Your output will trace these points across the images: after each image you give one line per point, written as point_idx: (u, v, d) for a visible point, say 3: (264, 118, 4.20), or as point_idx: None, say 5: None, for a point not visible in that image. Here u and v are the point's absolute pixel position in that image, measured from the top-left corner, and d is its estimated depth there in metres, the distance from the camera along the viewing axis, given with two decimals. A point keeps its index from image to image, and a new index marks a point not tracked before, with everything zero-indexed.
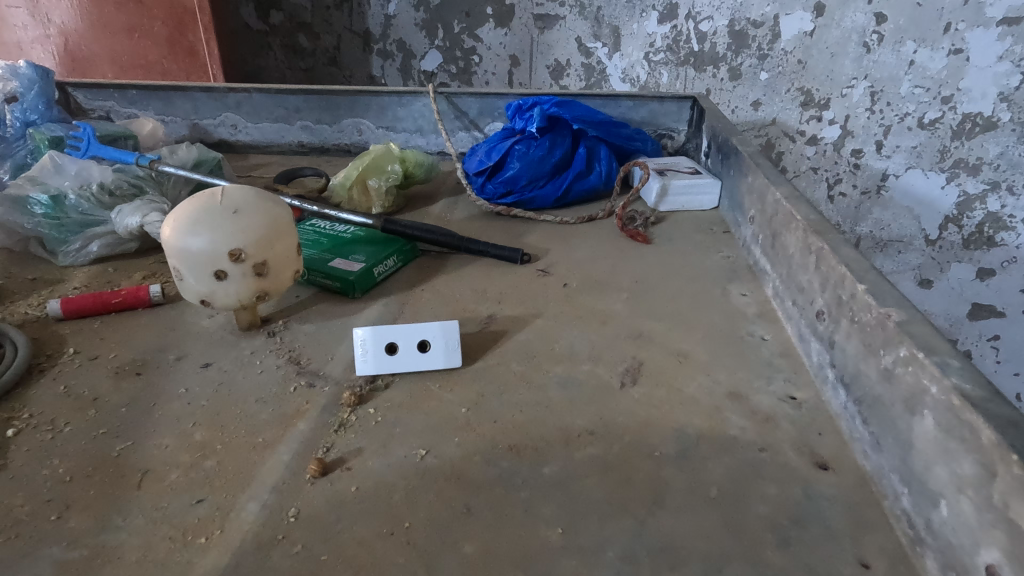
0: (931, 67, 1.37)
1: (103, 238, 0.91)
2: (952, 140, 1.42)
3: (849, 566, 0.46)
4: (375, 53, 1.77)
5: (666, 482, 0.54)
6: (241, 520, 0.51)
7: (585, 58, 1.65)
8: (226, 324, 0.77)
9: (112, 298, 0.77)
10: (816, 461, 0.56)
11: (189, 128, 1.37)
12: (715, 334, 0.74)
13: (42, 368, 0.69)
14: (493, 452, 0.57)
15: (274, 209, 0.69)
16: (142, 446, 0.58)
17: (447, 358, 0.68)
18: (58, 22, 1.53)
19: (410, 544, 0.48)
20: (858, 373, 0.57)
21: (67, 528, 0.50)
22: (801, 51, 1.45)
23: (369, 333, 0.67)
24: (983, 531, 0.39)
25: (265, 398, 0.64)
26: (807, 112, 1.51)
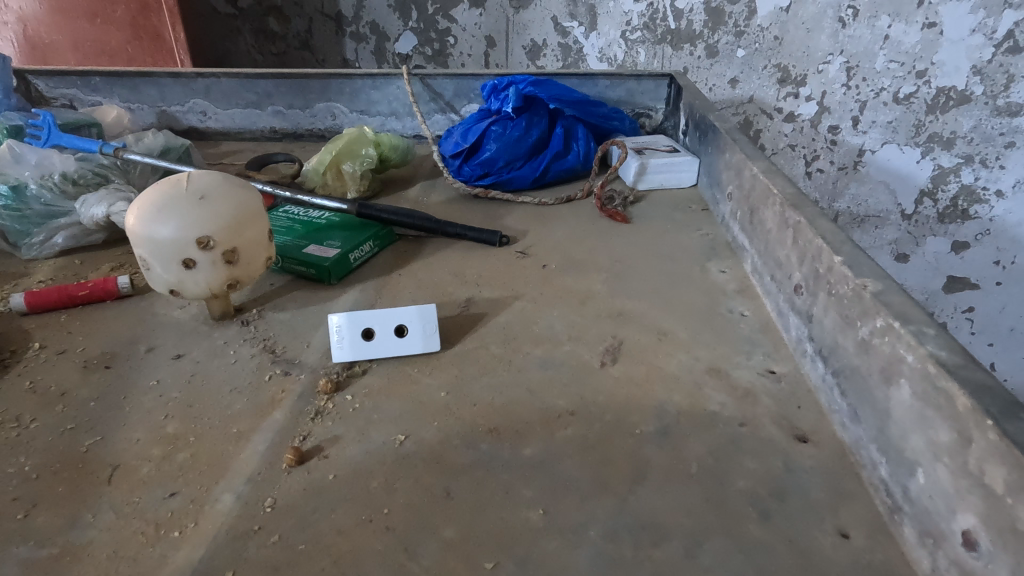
0: (906, 41, 1.37)
1: (68, 230, 0.88)
2: (926, 114, 1.42)
3: (828, 537, 0.47)
4: (348, 36, 1.74)
5: (647, 460, 0.53)
6: (216, 512, 0.50)
7: (562, 38, 1.63)
8: (198, 314, 0.75)
9: (78, 291, 0.75)
10: (796, 433, 0.56)
11: (157, 115, 1.33)
12: (695, 312, 0.74)
13: (6, 364, 0.67)
14: (472, 435, 0.56)
15: (242, 194, 0.67)
16: (112, 440, 0.57)
17: (425, 342, 0.67)
18: (16, 8, 1.48)
19: (389, 530, 0.48)
20: (835, 345, 0.57)
21: (34, 526, 0.49)
22: (777, 26, 1.45)
23: (345, 319, 0.66)
24: (959, 497, 0.40)
25: (239, 388, 0.63)
26: (783, 90, 1.51)
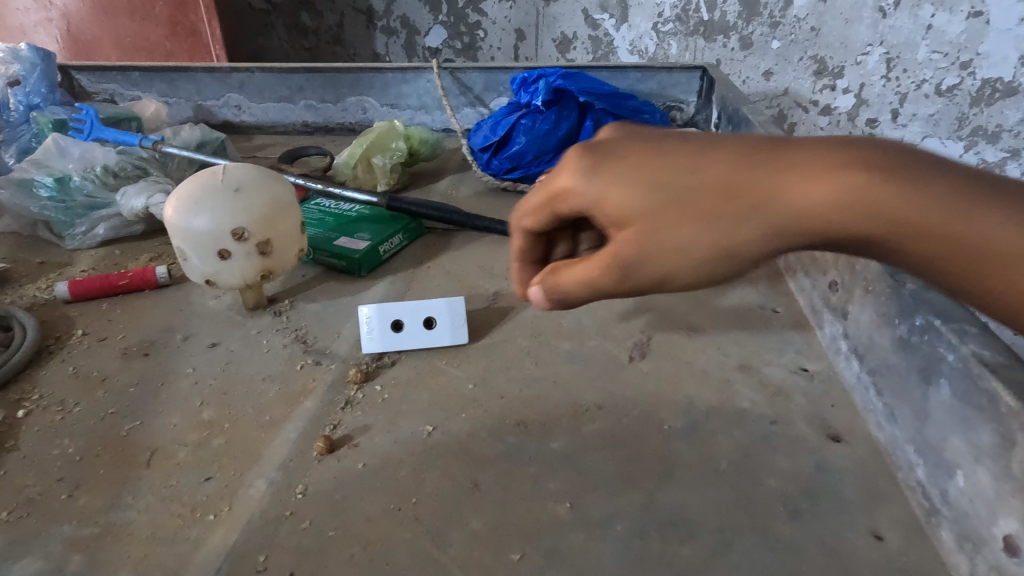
0: (949, 32, 1.31)
1: (110, 221, 0.91)
2: (970, 107, 1.36)
3: (862, 538, 0.46)
4: (379, 30, 1.76)
5: (676, 456, 0.53)
6: (250, 497, 0.51)
7: (592, 31, 1.62)
8: (232, 304, 0.76)
9: (118, 280, 0.77)
10: (829, 433, 0.55)
11: (193, 110, 1.36)
12: (726, 308, 0.73)
13: (51, 349, 0.69)
14: (500, 426, 0.57)
15: (276, 186, 0.68)
16: (151, 425, 0.58)
17: (453, 334, 0.67)
18: (60, 6, 1.53)
19: (417, 519, 0.48)
20: (872, 343, 0.56)
21: (77, 506, 0.51)
22: (814, 17, 1.40)
23: (374, 310, 0.67)
24: (1000, 501, 0.38)
25: (271, 376, 0.64)
26: (820, 82, 1.46)
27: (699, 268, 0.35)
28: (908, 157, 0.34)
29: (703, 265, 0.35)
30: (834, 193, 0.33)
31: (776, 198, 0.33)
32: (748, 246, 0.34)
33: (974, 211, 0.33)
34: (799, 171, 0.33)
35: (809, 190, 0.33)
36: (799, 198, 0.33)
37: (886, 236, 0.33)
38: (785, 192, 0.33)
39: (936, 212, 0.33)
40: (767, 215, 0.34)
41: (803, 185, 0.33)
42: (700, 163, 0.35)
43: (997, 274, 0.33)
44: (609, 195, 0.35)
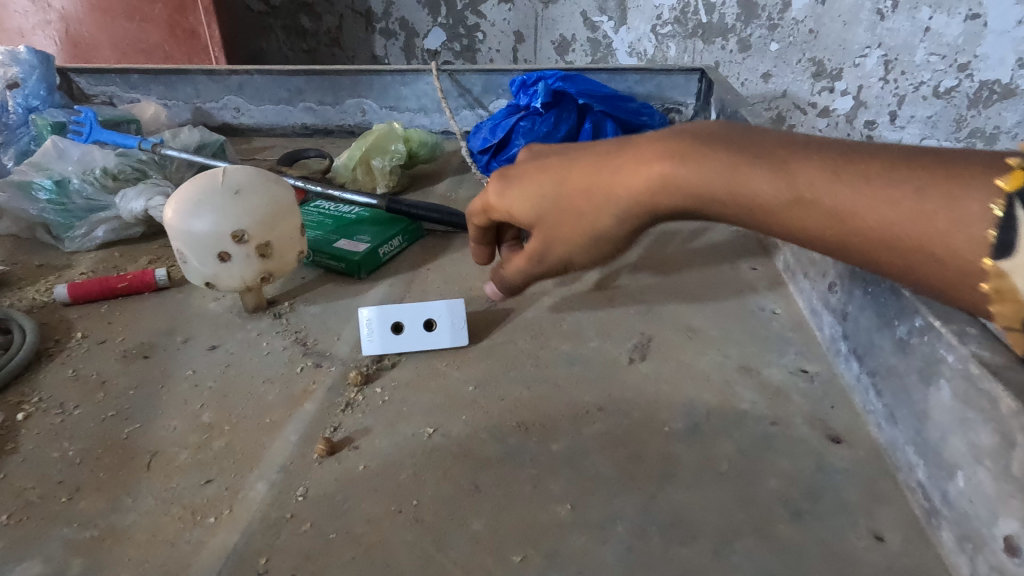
0: (947, 33, 1.32)
1: (109, 223, 0.91)
2: (968, 108, 1.38)
3: (862, 540, 0.46)
4: (378, 32, 1.77)
5: (676, 457, 0.53)
6: (251, 499, 0.51)
7: (591, 33, 1.62)
8: (232, 306, 0.76)
9: (117, 283, 0.77)
10: (829, 434, 0.55)
11: (192, 112, 1.36)
12: (725, 309, 0.73)
13: (51, 352, 0.69)
14: (501, 428, 0.57)
15: (275, 188, 0.68)
16: (151, 428, 0.58)
17: (453, 337, 0.67)
18: (59, 8, 1.53)
19: (418, 521, 0.48)
20: (872, 345, 0.56)
21: (78, 508, 0.50)
22: (813, 19, 1.40)
23: (375, 312, 0.66)
24: (1001, 501, 0.39)
25: (272, 379, 0.64)
26: (818, 83, 1.45)
27: (566, 234, 0.55)
28: (700, 138, 0.49)
29: (568, 232, 0.55)
30: (644, 175, 0.49)
31: (604, 182, 0.51)
32: (595, 217, 0.52)
33: (749, 169, 0.46)
34: (618, 160, 0.51)
35: (628, 171, 0.50)
36: (621, 180, 0.50)
37: (690, 196, 0.48)
38: (612, 178, 0.51)
39: (720, 173, 0.47)
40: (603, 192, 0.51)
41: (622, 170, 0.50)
42: (563, 175, 0.53)
43: (776, 215, 0.46)
44: (514, 205, 0.56)
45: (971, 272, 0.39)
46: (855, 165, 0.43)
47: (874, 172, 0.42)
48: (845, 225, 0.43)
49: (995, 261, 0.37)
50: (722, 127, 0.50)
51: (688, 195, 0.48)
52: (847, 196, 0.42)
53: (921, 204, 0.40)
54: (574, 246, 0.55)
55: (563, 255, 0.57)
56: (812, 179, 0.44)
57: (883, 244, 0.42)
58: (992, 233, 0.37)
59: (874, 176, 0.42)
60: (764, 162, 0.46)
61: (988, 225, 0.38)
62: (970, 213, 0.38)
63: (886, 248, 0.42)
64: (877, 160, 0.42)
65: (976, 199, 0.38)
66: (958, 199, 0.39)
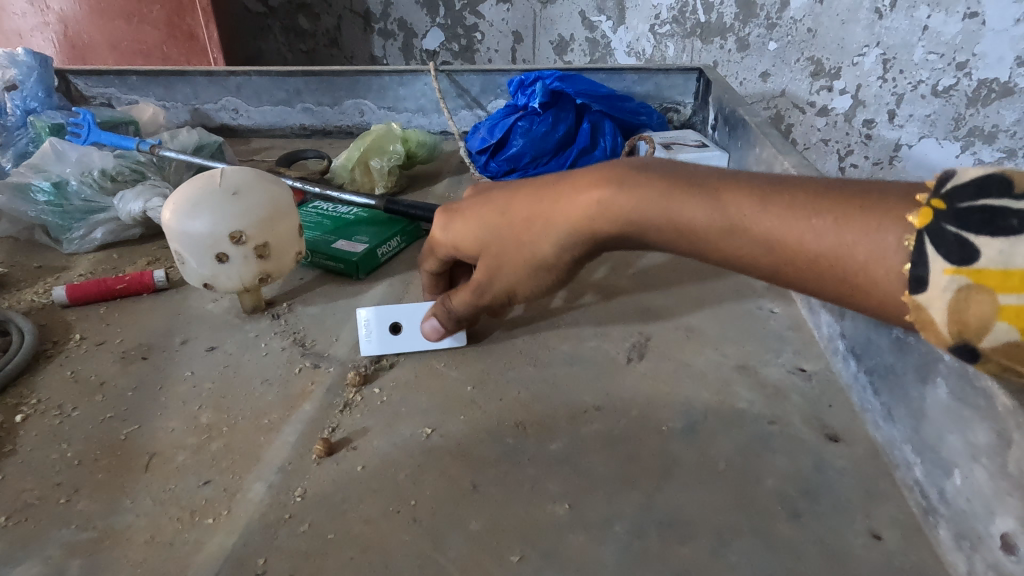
0: (945, 32, 1.29)
1: (107, 225, 0.91)
2: (967, 107, 1.34)
3: (860, 538, 0.46)
4: (376, 33, 1.77)
5: (674, 456, 0.53)
6: (248, 501, 0.51)
7: (589, 33, 1.63)
8: (231, 307, 0.76)
9: (116, 284, 0.77)
10: (827, 432, 0.55)
11: (190, 113, 1.36)
12: (724, 308, 0.73)
13: (49, 354, 0.69)
14: (499, 428, 0.57)
15: (274, 189, 0.69)
16: (149, 429, 0.58)
17: (452, 337, 0.67)
18: (57, 10, 1.53)
19: (416, 522, 0.48)
20: (869, 343, 0.56)
21: (76, 510, 0.50)
22: (811, 19, 1.39)
23: (373, 313, 0.66)
24: (997, 500, 0.39)
25: (270, 379, 0.64)
26: (817, 83, 1.44)
27: (511, 261, 0.54)
28: (633, 171, 0.49)
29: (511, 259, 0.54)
30: (582, 204, 0.49)
31: (538, 213, 0.52)
32: (536, 246, 0.52)
33: (680, 198, 0.46)
34: (558, 191, 0.51)
35: (566, 202, 0.50)
36: (559, 211, 0.50)
37: (627, 224, 0.48)
38: (552, 208, 0.51)
39: (651, 206, 0.47)
40: (542, 223, 0.51)
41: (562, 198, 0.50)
42: (503, 206, 0.54)
43: (711, 245, 0.46)
44: (458, 236, 0.58)
45: (895, 303, 0.38)
46: (782, 197, 0.42)
47: (797, 205, 0.41)
48: (776, 253, 0.43)
49: (912, 294, 0.36)
50: (662, 161, 0.51)
51: (626, 224, 0.48)
52: (776, 225, 0.42)
53: (843, 236, 0.39)
54: (513, 275, 0.56)
55: (506, 285, 0.57)
56: (741, 207, 0.44)
57: (811, 272, 0.41)
58: (908, 265, 0.36)
59: (797, 207, 0.41)
60: (696, 193, 0.46)
61: (903, 257, 0.36)
62: (885, 243, 0.37)
63: (814, 278, 0.41)
64: (804, 191, 0.42)
65: (890, 231, 0.37)
66: (874, 231, 0.38)
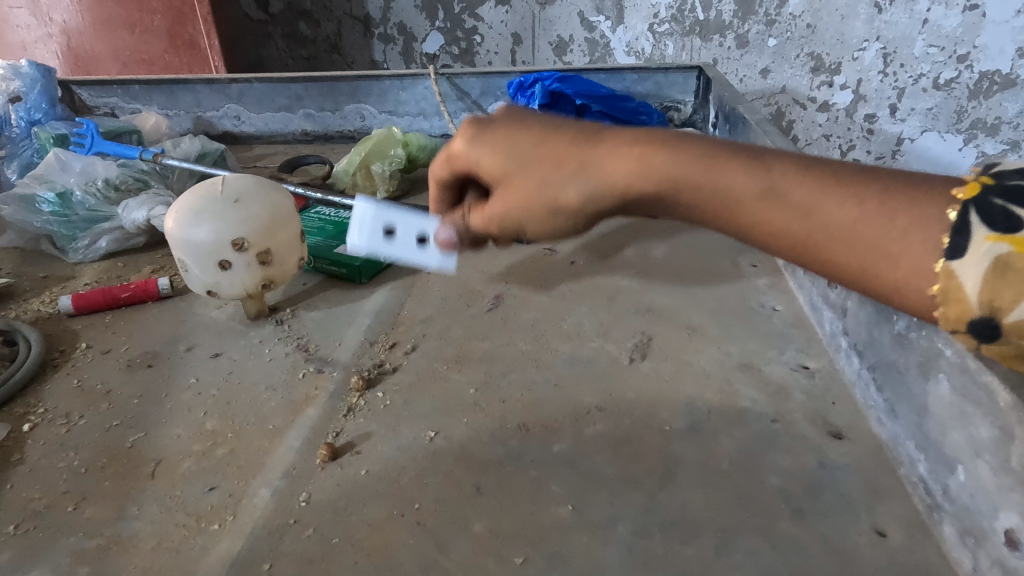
0: (946, 25, 1.28)
1: (112, 234, 0.91)
2: (969, 100, 1.32)
3: (864, 536, 0.46)
4: (376, 37, 1.78)
5: (676, 456, 0.53)
6: (253, 506, 0.51)
7: (589, 33, 1.63)
8: (234, 314, 0.77)
9: (121, 293, 0.78)
10: (831, 430, 0.55)
11: (193, 121, 1.37)
12: (726, 307, 0.73)
13: (56, 363, 0.70)
14: (502, 430, 0.57)
15: (275, 196, 0.69)
16: (155, 436, 0.59)
17: (442, 260, 0.61)
18: (60, 21, 1.54)
19: (420, 525, 0.49)
20: (872, 340, 0.56)
21: (84, 518, 0.51)
22: (810, 14, 1.39)
23: (371, 210, 0.63)
24: (1001, 495, 0.38)
25: (274, 385, 0.65)
26: (817, 78, 1.44)
27: (516, 202, 0.47)
28: (669, 124, 0.44)
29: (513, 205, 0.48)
30: (613, 148, 0.43)
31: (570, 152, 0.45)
32: (549, 188, 0.45)
33: (728, 155, 0.42)
34: (586, 130, 0.45)
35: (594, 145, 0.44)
36: (592, 157, 0.44)
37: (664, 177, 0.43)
38: (584, 152, 0.45)
39: (694, 156, 0.42)
40: (565, 161, 0.45)
41: (591, 141, 0.44)
42: (530, 140, 0.47)
43: (741, 205, 0.41)
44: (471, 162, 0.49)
45: (915, 274, 0.35)
46: (830, 168, 0.39)
47: (843, 172, 0.38)
48: (808, 218, 0.38)
49: (946, 264, 0.33)
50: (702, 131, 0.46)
51: (657, 173, 0.42)
52: (817, 187, 0.38)
53: (887, 204, 0.36)
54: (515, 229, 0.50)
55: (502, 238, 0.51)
56: (781, 166, 0.39)
57: (848, 240, 0.37)
58: (948, 236, 0.34)
59: (842, 175, 0.38)
60: (736, 150, 0.41)
61: (943, 227, 0.34)
62: (929, 214, 0.34)
63: (846, 243, 0.37)
64: (852, 165, 0.39)
65: (935, 204, 0.35)
66: (919, 201, 0.35)
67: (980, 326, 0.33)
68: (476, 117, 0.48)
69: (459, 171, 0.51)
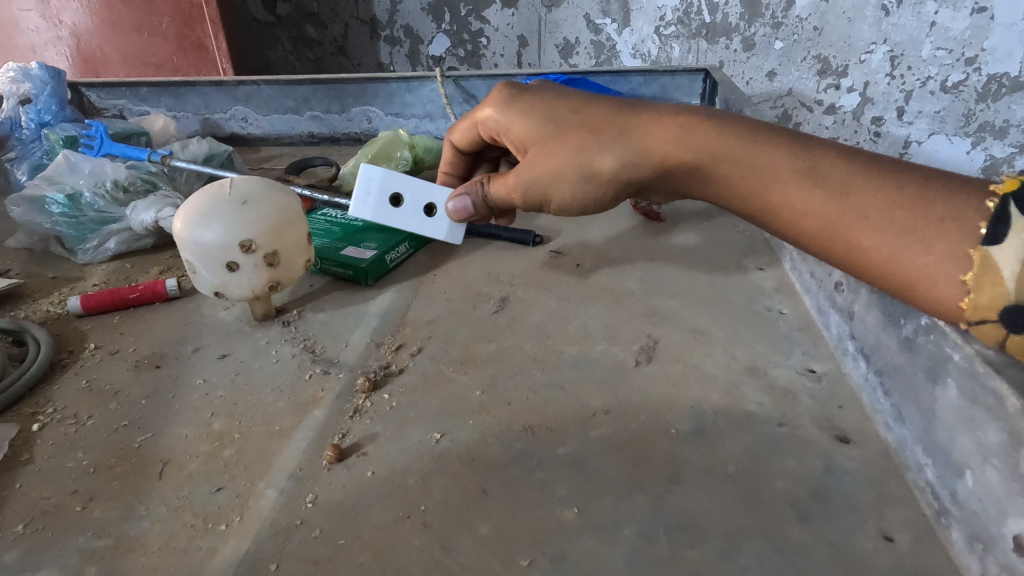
0: (953, 27, 1.21)
1: (120, 235, 0.92)
2: (976, 103, 1.24)
3: (871, 540, 0.46)
4: (383, 40, 1.79)
5: (683, 460, 0.53)
6: (259, 508, 0.51)
7: (595, 36, 1.63)
8: (242, 315, 0.77)
9: (129, 294, 0.78)
10: (837, 434, 0.55)
11: (201, 123, 1.38)
12: (733, 310, 0.73)
13: (65, 363, 0.70)
14: (508, 433, 0.57)
15: (282, 198, 0.69)
16: (163, 437, 0.59)
17: (449, 233, 0.65)
18: (70, 24, 1.55)
19: (426, 527, 0.49)
20: (879, 344, 0.56)
21: (92, 517, 0.51)
22: (817, 17, 1.37)
23: (379, 175, 0.62)
24: (1009, 501, 0.38)
25: (280, 387, 0.65)
26: (823, 82, 1.42)
27: (560, 159, 0.56)
28: (718, 119, 0.54)
29: (567, 172, 0.57)
30: (669, 130, 0.54)
31: (623, 122, 0.55)
32: (599, 156, 0.55)
33: (770, 143, 0.52)
34: (641, 114, 0.55)
35: (648, 126, 0.54)
36: (649, 131, 0.54)
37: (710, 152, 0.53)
38: (638, 124, 0.55)
39: (742, 142, 0.52)
40: (621, 135, 0.54)
41: (644, 122, 0.55)
42: (583, 108, 0.56)
43: (780, 180, 0.50)
44: (512, 124, 0.60)
45: (932, 239, 0.45)
46: (869, 160, 0.49)
47: (882, 169, 0.48)
48: (843, 198, 0.48)
49: (983, 248, 0.42)
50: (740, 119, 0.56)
51: (702, 152, 0.53)
52: (857, 179, 0.48)
53: (924, 192, 0.46)
54: (555, 180, 0.58)
55: (536, 191, 0.59)
56: (824, 159, 0.50)
57: (882, 216, 0.46)
58: (985, 223, 0.43)
59: (879, 171, 0.48)
60: (783, 143, 0.51)
61: (981, 217, 0.43)
62: (967, 205, 0.44)
63: (874, 222, 0.46)
64: (883, 162, 0.49)
65: (975, 199, 0.44)
66: (955, 195, 0.45)
67: (1003, 308, 0.42)
68: (517, 91, 0.60)
69: (513, 138, 0.61)
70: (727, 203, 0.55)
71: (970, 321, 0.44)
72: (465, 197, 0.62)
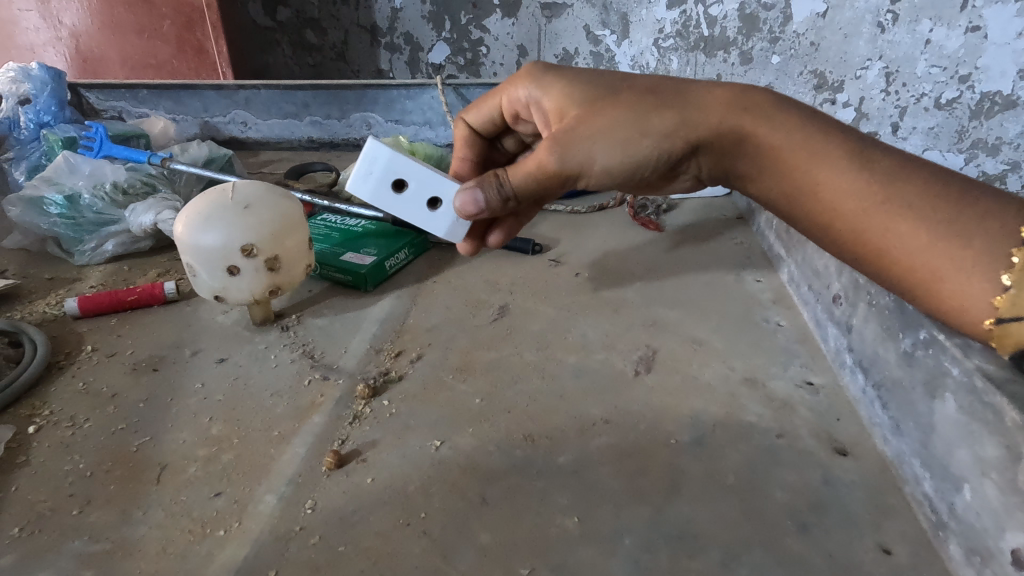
0: (948, 45, 1.14)
1: (118, 237, 0.92)
2: (970, 120, 1.18)
3: (870, 552, 0.46)
4: (383, 46, 1.80)
5: (683, 470, 0.53)
6: (258, 513, 0.51)
7: (593, 47, 1.65)
8: (241, 319, 0.77)
9: (127, 296, 0.78)
10: (836, 446, 0.55)
11: (200, 126, 1.38)
12: (731, 321, 0.73)
13: (62, 365, 0.70)
14: (508, 441, 0.57)
15: (284, 203, 0.69)
16: (160, 441, 0.59)
17: (449, 230, 0.61)
18: (69, 25, 1.55)
19: (425, 534, 0.49)
20: (877, 357, 0.57)
21: (89, 522, 0.51)
22: (813, 32, 1.28)
23: (386, 156, 0.57)
24: (1007, 514, 0.39)
25: (280, 392, 0.65)
26: (820, 96, 1.30)
27: (610, 114, 0.51)
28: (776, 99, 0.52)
29: (615, 131, 0.51)
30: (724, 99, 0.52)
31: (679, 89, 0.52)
32: (653, 110, 0.51)
33: (818, 127, 0.51)
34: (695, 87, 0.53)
35: (705, 95, 0.52)
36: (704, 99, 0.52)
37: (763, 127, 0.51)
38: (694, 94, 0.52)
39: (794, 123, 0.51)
40: (676, 96, 0.52)
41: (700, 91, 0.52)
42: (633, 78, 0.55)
43: (823, 163, 0.49)
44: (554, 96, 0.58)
45: (973, 235, 0.45)
46: (907, 158, 0.49)
47: (922, 168, 0.48)
48: (888, 186, 0.47)
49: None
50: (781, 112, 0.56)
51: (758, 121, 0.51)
52: (903, 171, 0.48)
53: (965, 192, 0.47)
54: (599, 141, 0.51)
55: (574, 159, 0.51)
56: (869, 149, 0.49)
57: (926, 207, 0.46)
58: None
59: (919, 169, 0.48)
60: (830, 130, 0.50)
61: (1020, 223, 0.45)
62: (1004, 211, 0.46)
63: (917, 214, 0.46)
64: (922, 162, 0.49)
65: (1011, 208, 0.46)
66: (992, 200, 0.46)
67: None
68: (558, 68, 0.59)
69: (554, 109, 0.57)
70: (760, 181, 0.53)
71: (1002, 318, 0.44)
72: (477, 187, 0.54)
